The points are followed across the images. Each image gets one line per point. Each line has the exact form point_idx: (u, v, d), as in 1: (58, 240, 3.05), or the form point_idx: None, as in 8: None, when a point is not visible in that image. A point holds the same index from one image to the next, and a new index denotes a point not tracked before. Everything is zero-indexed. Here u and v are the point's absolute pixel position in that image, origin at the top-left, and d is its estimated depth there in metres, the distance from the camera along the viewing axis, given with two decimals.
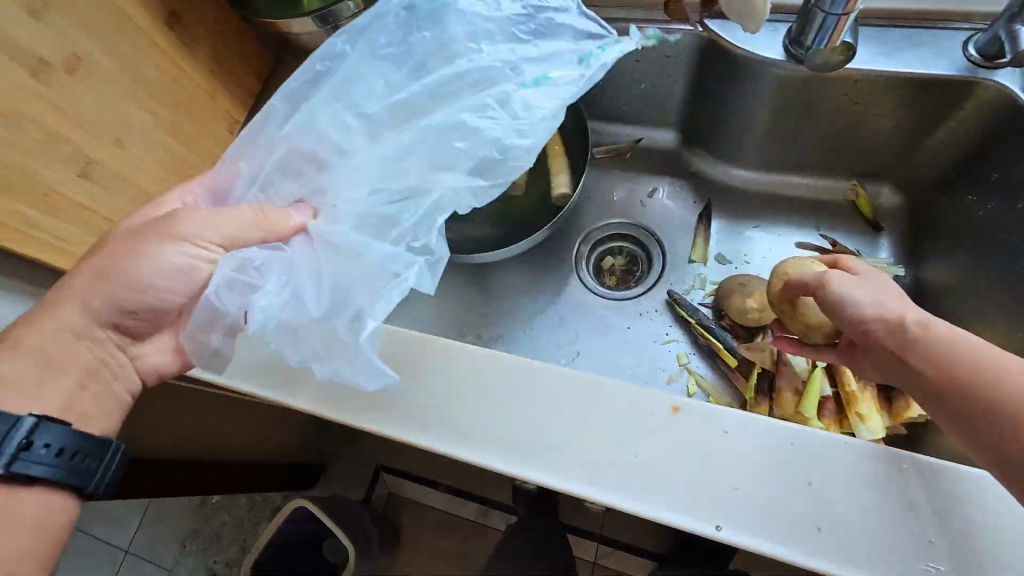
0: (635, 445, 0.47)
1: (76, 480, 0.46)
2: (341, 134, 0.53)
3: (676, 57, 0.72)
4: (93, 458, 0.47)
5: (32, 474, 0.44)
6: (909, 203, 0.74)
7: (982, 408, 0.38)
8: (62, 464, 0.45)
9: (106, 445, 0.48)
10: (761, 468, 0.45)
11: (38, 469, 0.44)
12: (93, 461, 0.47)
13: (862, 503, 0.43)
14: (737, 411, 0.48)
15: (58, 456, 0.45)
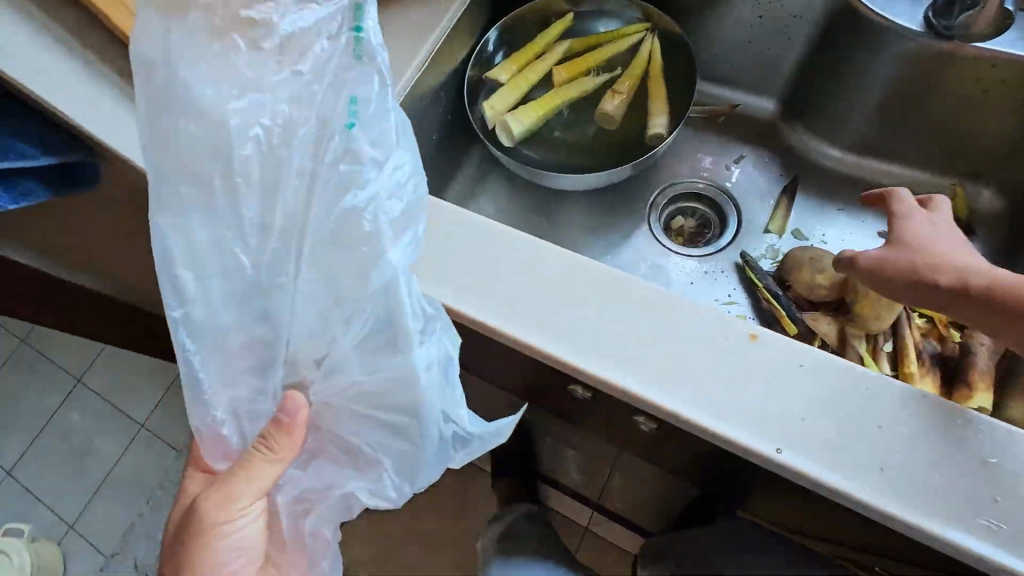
0: (705, 362, 0.48)
1: None
2: (215, 247, 0.44)
3: (802, 18, 0.73)
4: None
5: None
6: (1007, 210, 0.74)
7: None
8: None
9: None
10: (829, 404, 0.45)
11: None
12: None
13: (930, 455, 0.43)
14: (812, 347, 0.48)
15: None
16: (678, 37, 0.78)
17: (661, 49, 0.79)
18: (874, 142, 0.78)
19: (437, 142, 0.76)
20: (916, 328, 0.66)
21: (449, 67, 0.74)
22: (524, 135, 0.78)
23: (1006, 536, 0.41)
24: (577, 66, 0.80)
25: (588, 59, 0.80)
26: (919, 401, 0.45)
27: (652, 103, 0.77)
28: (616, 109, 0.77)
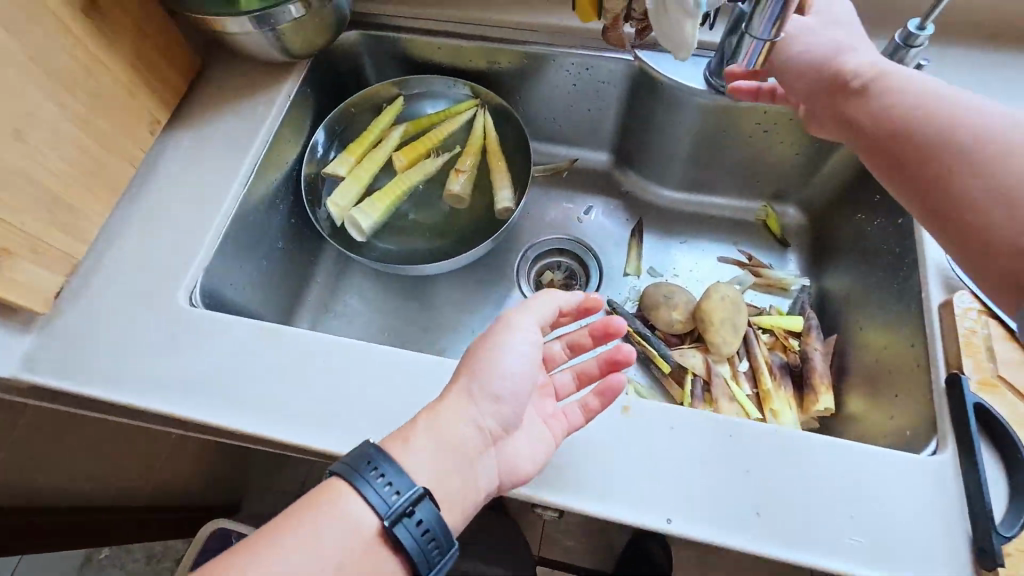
0: (585, 441, 0.50)
1: (384, 512, 0.42)
2: None
3: (610, 83, 0.78)
4: (433, 528, 0.42)
5: (376, 513, 0.42)
6: (811, 222, 0.83)
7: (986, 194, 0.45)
8: (385, 496, 0.42)
9: (425, 502, 0.42)
10: (697, 452, 0.49)
11: (379, 505, 0.42)
12: (432, 535, 0.42)
13: (850, 506, 0.46)
14: (670, 403, 0.51)
15: (392, 494, 0.42)
16: (506, 112, 0.81)
17: (491, 120, 0.82)
18: (696, 178, 0.86)
19: (283, 249, 0.76)
20: (763, 343, 0.73)
21: (279, 173, 0.74)
22: (376, 227, 0.77)
23: (868, 548, 0.44)
24: (417, 149, 0.80)
25: (426, 140, 0.80)
26: (803, 442, 0.48)
27: (494, 174, 0.78)
28: (463, 188, 0.78)
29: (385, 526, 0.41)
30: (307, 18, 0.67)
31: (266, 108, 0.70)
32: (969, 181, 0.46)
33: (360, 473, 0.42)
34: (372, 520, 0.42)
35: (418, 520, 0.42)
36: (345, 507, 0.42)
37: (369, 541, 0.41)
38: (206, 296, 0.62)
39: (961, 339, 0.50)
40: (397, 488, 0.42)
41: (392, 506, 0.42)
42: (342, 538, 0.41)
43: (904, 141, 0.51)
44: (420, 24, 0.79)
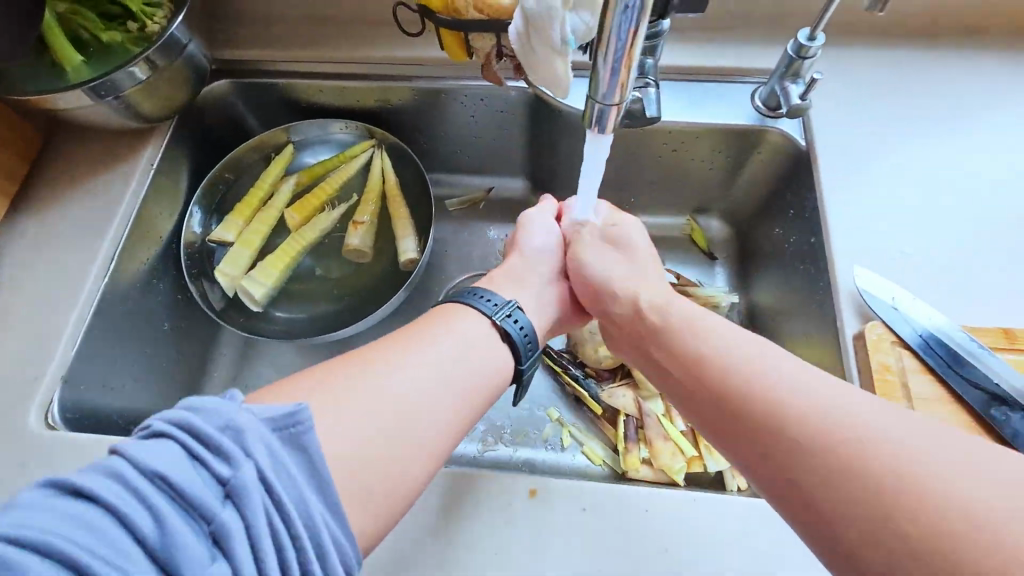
0: (494, 536, 0.46)
1: (489, 314, 0.49)
2: None
3: (509, 112, 0.73)
4: (529, 329, 0.50)
5: (496, 329, 0.48)
6: (736, 235, 0.76)
7: (803, 454, 0.33)
8: (501, 317, 0.49)
9: (519, 310, 0.50)
10: (613, 534, 0.45)
11: (504, 328, 0.48)
12: (529, 334, 0.49)
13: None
14: (585, 481, 0.47)
15: (510, 319, 0.49)
16: (403, 151, 0.76)
17: (390, 161, 0.76)
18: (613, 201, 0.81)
19: (172, 330, 0.68)
20: None
21: (152, 250, 0.67)
22: (272, 294, 0.71)
23: None
24: (309, 204, 0.74)
25: (319, 191, 0.74)
26: (723, 508, 0.46)
27: (396, 223, 0.73)
28: (364, 242, 0.72)
29: (496, 322, 0.49)
30: (155, 81, 0.60)
31: (121, 183, 0.64)
32: (796, 448, 0.33)
33: (471, 299, 0.50)
34: (494, 333, 0.48)
35: (519, 322, 0.49)
36: (464, 317, 0.48)
37: (487, 334, 0.48)
38: (68, 412, 0.55)
39: (876, 376, 0.47)
40: (516, 317, 0.49)
41: (508, 330, 0.48)
42: (475, 335, 0.47)
43: (730, 405, 0.38)
44: (296, 67, 0.72)
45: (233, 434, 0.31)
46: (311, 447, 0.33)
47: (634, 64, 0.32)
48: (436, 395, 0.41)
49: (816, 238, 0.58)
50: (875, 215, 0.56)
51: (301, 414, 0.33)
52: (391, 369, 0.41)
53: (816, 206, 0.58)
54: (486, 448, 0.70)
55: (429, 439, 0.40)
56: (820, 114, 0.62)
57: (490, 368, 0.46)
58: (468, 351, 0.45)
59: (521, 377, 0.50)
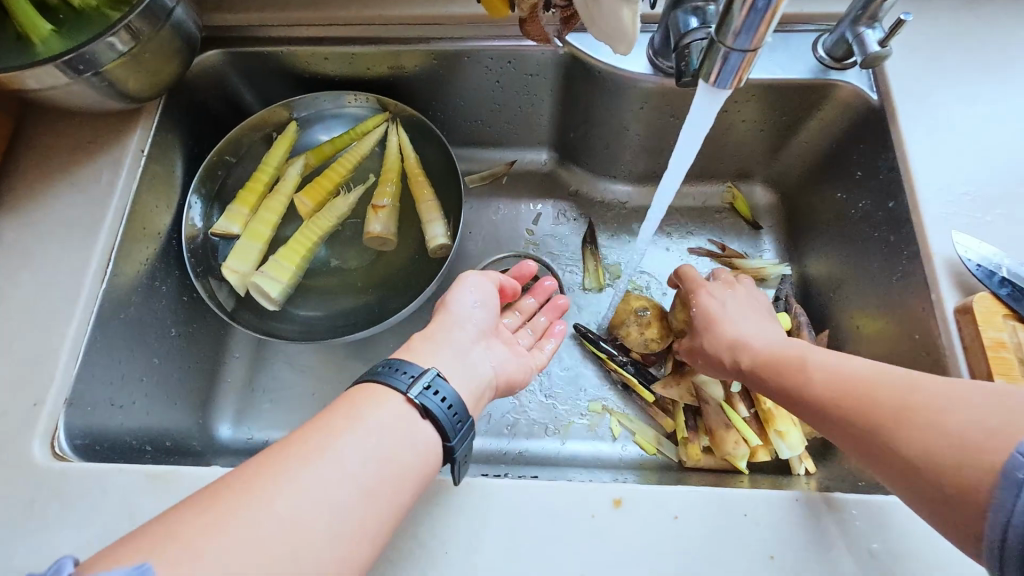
0: (577, 552, 0.41)
1: (403, 387, 0.39)
2: None
3: (539, 75, 0.65)
4: (455, 403, 0.40)
5: (423, 410, 0.39)
6: (781, 200, 0.71)
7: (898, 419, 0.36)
8: (425, 395, 0.39)
9: (439, 376, 0.40)
10: (713, 543, 0.41)
11: (434, 408, 0.39)
12: (453, 411, 0.40)
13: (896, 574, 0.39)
14: (675, 485, 0.43)
15: (440, 402, 0.39)
16: (422, 124, 0.68)
17: (407, 136, 0.68)
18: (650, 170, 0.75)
19: (181, 336, 0.62)
20: None
21: (151, 247, 0.59)
22: (289, 290, 0.64)
23: None
24: (320, 188, 0.66)
25: (332, 172, 0.67)
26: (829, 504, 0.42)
27: (420, 205, 0.66)
28: (386, 228, 0.65)
29: (411, 399, 0.39)
30: (139, 52, 0.51)
31: (110, 174, 0.56)
32: (886, 429, 0.37)
33: (394, 369, 0.41)
34: (417, 411, 0.39)
35: (439, 393, 0.40)
36: (377, 402, 0.38)
37: (406, 420, 0.38)
38: (77, 438, 0.49)
39: (990, 354, 0.42)
40: (441, 393, 0.40)
41: (431, 407, 0.39)
42: (387, 420, 0.37)
43: (824, 407, 0.41)
44: (296, 31, 0.64)
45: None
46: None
47: (773, 19, 0.27)
48: (358, 499, 0.34)
49: (896, 202, 0.53)
50: (964, 174, 0.51)
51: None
52: (303, 472, 0.33)
53: (897, 167, 0.53)
54: (534, 444, 0.65)
55: (342, 552, 0.32)
56: (894, 64, 0.56)
57: (409, 451, 0.37)
58: (387, 446, 0.36)
59: (453, 458, 0.41)
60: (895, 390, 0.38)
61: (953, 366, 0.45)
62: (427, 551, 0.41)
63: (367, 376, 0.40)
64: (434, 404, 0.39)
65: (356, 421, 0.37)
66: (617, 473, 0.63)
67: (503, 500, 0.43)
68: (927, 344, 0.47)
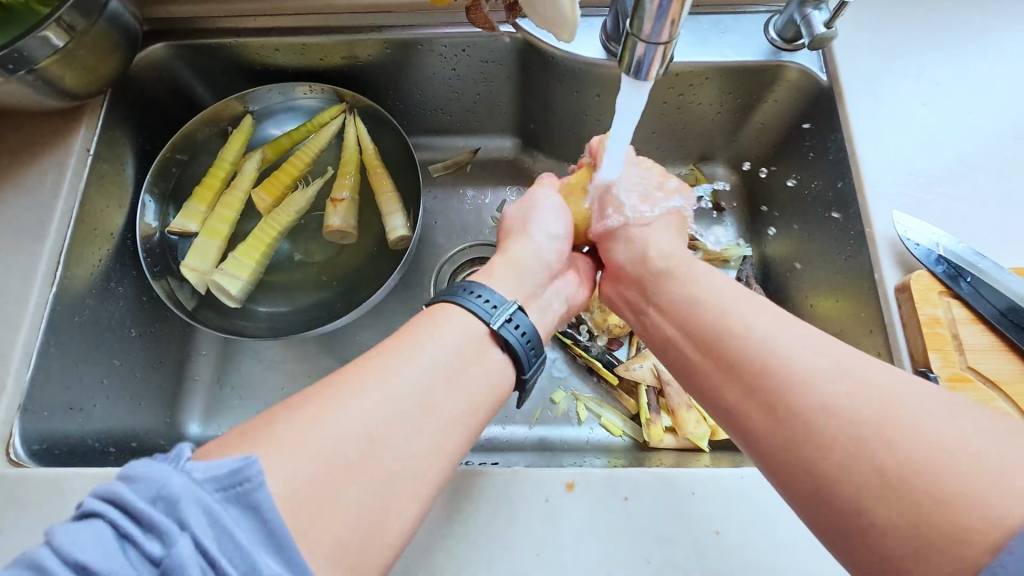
0: (532, 536, 0.42)
1: (485, 318, 0.41)
2: None
3: (494, 63, 0.65)
4: (529, 331, 0.42)
5: (489, 330, 0.41)
6: (743, 181, 0.70)
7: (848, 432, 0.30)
8: (490, 314, 0.42)
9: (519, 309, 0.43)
10: (662, 521, 0.42)
11: (504, 334, 0.41)
12: (528, 337, 0.42)
13: None
14: (626, 467, 0.44)
15: (510, 325, 0.42)
16: (380, 115, 0.67)
17: (365, 128, 0.68)
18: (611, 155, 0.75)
19: (141, 336, 0.61)
20: None
21: (104, 248, 0.58)
22: (249, 287, 0.63)
23: None
24: (278, 183, 0.65)
25: (289, 166, 0.66)
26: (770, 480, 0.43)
27: (380, 196, 0.65)
28: (346, 221, 0.65)
29: (493, 330, 0.41)
30: (75, 48, 0.50)
31: (55, 176, 0.55)
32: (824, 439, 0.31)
33: (465, 292, 0.43)
34: (484, 334, 0.41)
35: (516, 324, 0.42)
36: (446, 322, 0.40)
37: (480, 347, 0.40)
38: (34, 443, 0.49)
39: (926, 331, 0.44)
40: (505, 312, 0.42)
41: (501, 331, 0.41)
42: (463, 339, 0.39)
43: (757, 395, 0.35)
44: (245, 23, 0.62)
45: (167, 506, 0.26)
46: (263, 505, 0.28)
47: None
48: (423, 420, 0.35)
49: (844, 182, 0.54)
50: (906, 154, 0.52)
51: (250, 469, 0.29)
52: (384, 379, 0.35)
53: (845, 148, 0.54)
54: (501, 431, 0.66)
55: (424, 453, 0.34)
56: (841, 46, 0.57)
57: (482, 381, 0.39)
58: (460, 366, 0.38)
59: (522, 386, 0.43)
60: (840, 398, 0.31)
61: (895, 343, 0.46)
62: None
63: (439, 301, 0.42)
64: (513, 331, 0.41)
65: (410, 357, 0.37)
66: (584, 455, 0.64)
67: (463, 489, 0.44)
68: (872, 322, 0.49)
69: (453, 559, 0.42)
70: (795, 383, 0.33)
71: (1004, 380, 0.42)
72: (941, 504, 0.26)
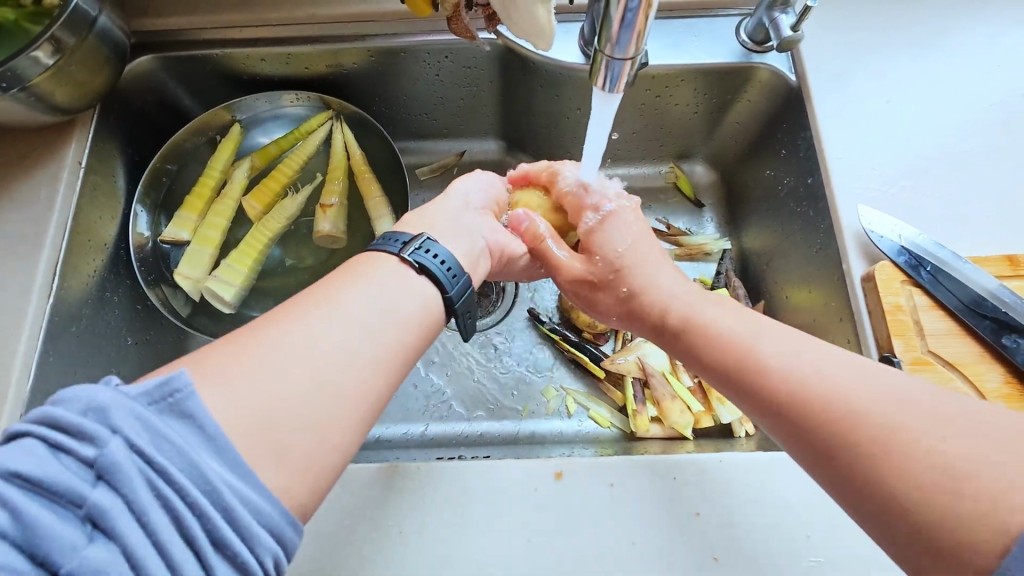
0: (523, 523, 0.44)
1: (396, 249, 0.41)
2: None
3: (476, 68, 0.66)
4: (451, 261, 0.41)
5: (403, 259, 0.40)
6: (721, 178, 0.73)
7: (890, 453, 0.30)
8: (415, 253, 0.40)
9: (432, 239, 0.42)
10: (648, 507, 0.45)
11: (422, 263, 0.40)
12: (450, 268, 0.41)
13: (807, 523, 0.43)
14: (612, 456, 0.47)
15: (437, 262, 0.41)
16: (366, 121, 0.69)
17: (352, 134, 0.69)
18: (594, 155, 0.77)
19: (137, 344, 0.62)
20: None
21: (98, 259, 0.59)
22: (242, 293, 0.65)
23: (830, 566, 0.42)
24: (268, 190, 0.67)
25: (278, 173, 0.67)
26: (748, 464, 0.46)
27: (369, 201, 0.67)
28: (335, 226, 0.67)
29: (404, 258, 0.40)
30: (65, 64, 0.51)
31: (48, 188, 0.56)
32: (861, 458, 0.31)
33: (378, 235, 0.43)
34: (403, 263, 0.40)
35: (433, 253, 0.41)
36: (367, 275, 0.39)
37: (397, 275, 0.39)
38: None
39: (889, 318, 0.47)
40: (435, 253, 0.41)
41: (432, 279, 0.40)
42: (390, 280, 0.39)
43: (791, 416, 0.35)
44: (230, 33, 0.63)
45: (98, 415, 0.26)
46: (199, 415, 0.28)
47: (650, 14, 0.29)
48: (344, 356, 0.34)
49: (814, 179, 0.56)
50: (870, 150, 0.55)
51: (180, 381, 0.29)
52: (296, 326, 0.34)
53: (813, 146, 0.56)
54: (492, 426, 0.68)
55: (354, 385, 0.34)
56: (807, 48, 0.59)
57: (409, 310, 0.38)
58: (388, 294, 0.38)
59: (454, 313, 0.42)
60: (871, 410, 0.32)
61: (863, 331, 0.48)
62: (385, 533, 0.44)
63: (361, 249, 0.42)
64: (437, 262, 0.41)
65: (328, 313, 0.35)
66: (573, 447, 0.66)
67: (458, 481, 0.46)
68: (841, 311, 0.51)
69: (447, 547, 0.44)
70: (817, 387, 0.34)
71: (961, 362, 0.45)
72: (962, 511, 0.28)
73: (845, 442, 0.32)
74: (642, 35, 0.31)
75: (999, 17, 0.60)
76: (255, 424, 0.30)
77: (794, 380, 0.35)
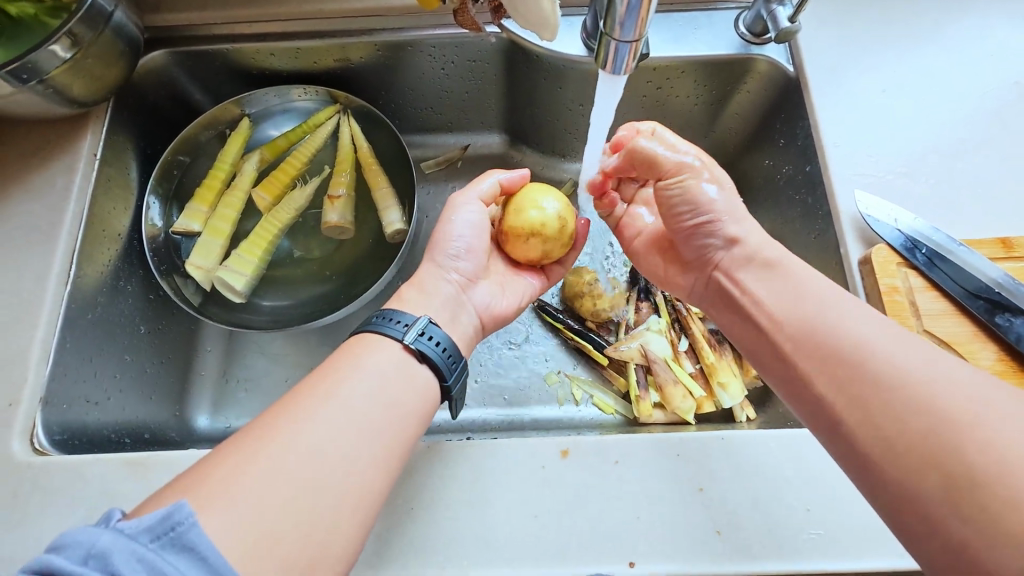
0: (530, 500, 0.46)
1: (400, 335, 0.44)
2: None
3: (480, 62, 0.68)
4: (449, 345, 0.45)
5: (404, 344, 0.44)
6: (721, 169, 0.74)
7: (914, 410, 0.34)
8: (420, 339, 0.44)
9: (434, 323, 0.46)
10: (654, 483, 0.46)
11: (428, 353, 0.44)
12: (449, 351, 0.45)
13: (807, 496, 0.45)
14: (616, 434, 0.48)
15: (436, 346, 0.45)
16: (373, 114, 0.70)
17: (359, 127, 0.70)
18: None
19: (150, 333, 0.64)
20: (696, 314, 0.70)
21: (113, 249, 0.61)
22: (253, 283, 0.66)
23: (828, 540, 0.43)
24: (278, 182, 0.68)
25: (287, 166, 0.68)
26: (751, 441, 0.47)
27: (375, 193, 0.68)
28: (343, 217, 0.67)
29: (410, 345, 0.44)
30: (82, 58, 0.52)
31: (64, 179, 0.58)
32: (888, 414, 0.35)
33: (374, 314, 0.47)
34: (402, 348, 0.44)
35: (433, 337, 0.45)
36: (363, 360, 0.42)
37: (400, 364, 0.43)
38: (55, 434, 0.51)
39: (885, 299, 0.48)
40: (439, 342, 0.45)
41: (436, 363, 0.44)
42: (391, 367, 0.42)
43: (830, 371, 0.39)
44: (241, 28, 0.65)
45: (98, 560, 0.28)
46: (197, 542, 0.30)
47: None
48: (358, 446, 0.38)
49: (812, 166, 0.58)
50: (866, 138, 0.56)
51: (180, 513, 0.31)
52: (312, 415, 0.37)
53: (811, 134, 0.58)
54: (498, 411, 0.69)
55: (366, 470, 0.37)
56: (805, 40, 0.61)
57: (411, 399, 0.42)
58: (390, 384, 0.41)
59: (449, 396, 0.46)
60: (903, 371, 0.36)
61: None
62: (395, 509, 0.45)
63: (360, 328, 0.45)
64: (436, 348, 0.45)
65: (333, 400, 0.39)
66: (576, 431, 0.67)
67: (465, 460, 0.47)
68: None
69: (455, 523, 0.45)
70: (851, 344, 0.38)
71: (954, 341, 0.47)
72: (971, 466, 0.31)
73: (870, 400, 0.36)
74: (647, 17, 0.32)
75: (990, 9, 0.61)
76: (266, 509, 0.33)
77: (834, 340, 0.39)
